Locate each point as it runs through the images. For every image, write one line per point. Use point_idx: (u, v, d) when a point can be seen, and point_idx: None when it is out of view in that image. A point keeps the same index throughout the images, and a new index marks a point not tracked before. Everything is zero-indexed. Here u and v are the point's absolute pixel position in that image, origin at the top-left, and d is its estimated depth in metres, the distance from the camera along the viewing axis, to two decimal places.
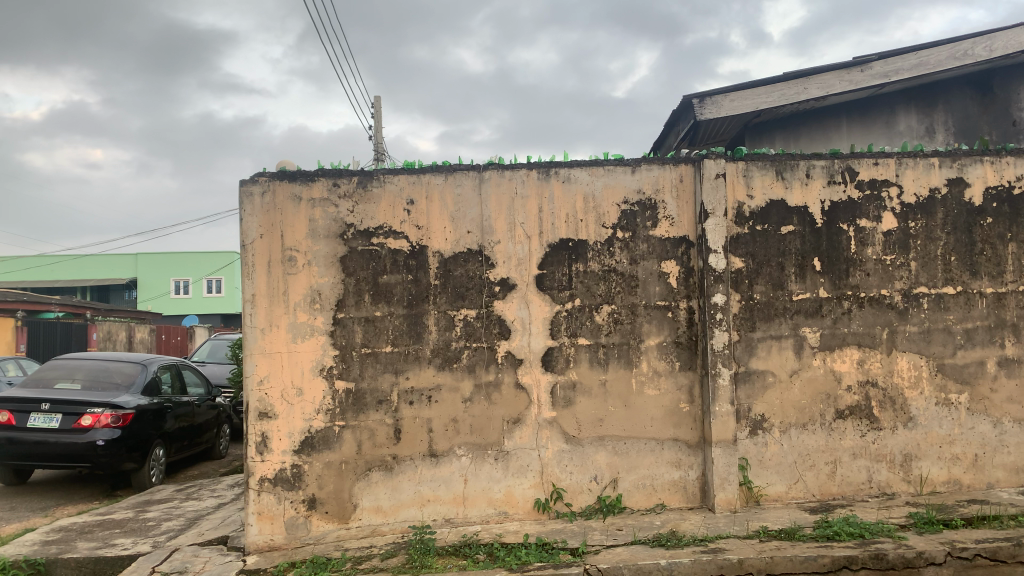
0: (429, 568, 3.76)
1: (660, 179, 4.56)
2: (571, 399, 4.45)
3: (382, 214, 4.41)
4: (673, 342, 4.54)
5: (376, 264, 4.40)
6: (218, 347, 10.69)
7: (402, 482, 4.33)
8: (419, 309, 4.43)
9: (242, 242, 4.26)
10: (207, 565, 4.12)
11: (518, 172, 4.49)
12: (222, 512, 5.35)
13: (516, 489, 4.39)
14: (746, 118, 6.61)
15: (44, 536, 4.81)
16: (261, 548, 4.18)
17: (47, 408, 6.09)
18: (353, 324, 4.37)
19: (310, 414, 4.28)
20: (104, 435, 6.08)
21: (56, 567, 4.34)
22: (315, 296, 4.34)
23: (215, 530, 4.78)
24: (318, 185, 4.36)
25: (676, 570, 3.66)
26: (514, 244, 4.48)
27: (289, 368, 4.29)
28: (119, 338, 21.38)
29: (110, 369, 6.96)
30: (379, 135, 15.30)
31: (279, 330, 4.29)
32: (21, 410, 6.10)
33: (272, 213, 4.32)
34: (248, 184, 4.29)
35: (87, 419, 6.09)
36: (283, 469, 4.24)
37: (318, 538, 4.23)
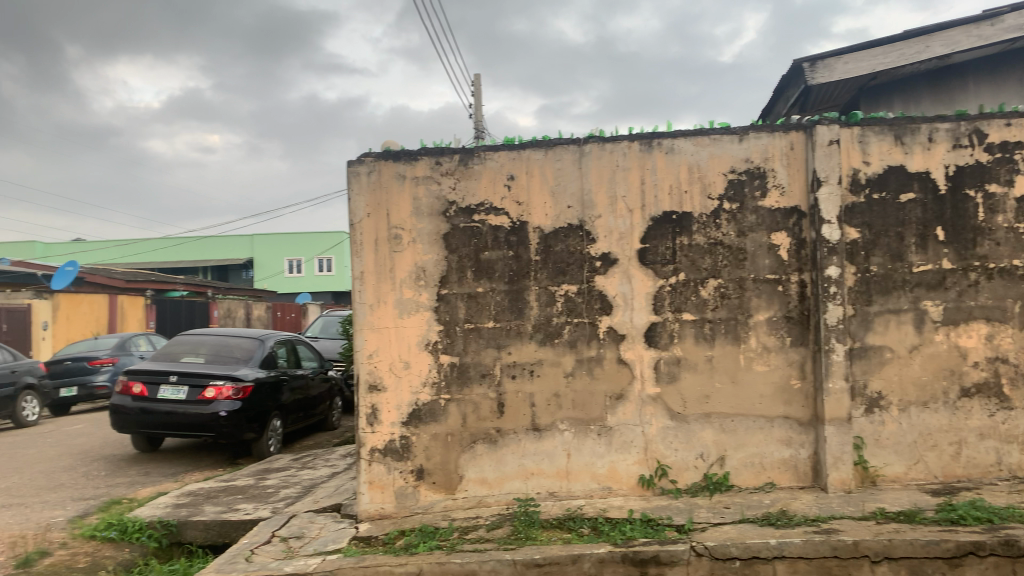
0: (533, 541, 3.82)
1: (769, 147, 4.39)
2: (675, 375, 4.38)
3: (483, 190, 4.44)
4: (784, 317, 4.39)
5: (478, 240, 4.44)
6: (330, 323, 11.10)
7: (507, 454, 4.37)
8: (520, 285, 4.44)
9: (350, 221, 4.39)
10: (322, 531, 4.32)
11: (620, 144, 4.42)
12: (336, 480, 5.57)
13: (620, 465, 4.37)
14: (861, 81, 6.28)
15: (175, 500, 5.17)
16: (373, 516, 4.35)
17: (175, 380, 6.54)
18: (456, 300, 4.43)
19: (417, 387, 4.39)
20: (227, 406, 6.45)
21: (187, 528, 4.66)
22: (419, 273, 4.43)
23: (329, 498, 4.99)
24: (421, 163, 4.44)
25: (786, 550, 3.57)
26: (616, 217, 4.43)
27: (396, 343, 4.40)
28: (237, 315, 22.66)
29: (231, 344, 7.33)
30: (479, 113, 15.35)
31: (386, 306, 4.41)
32: (153, 382, 6.59)
33: (379, 192, 4.42)
34: (355, 165, 4.41)
35: (211, 390, 6.48)
36: (392, 440, 4.37)
37: (426, 507, 4.35)
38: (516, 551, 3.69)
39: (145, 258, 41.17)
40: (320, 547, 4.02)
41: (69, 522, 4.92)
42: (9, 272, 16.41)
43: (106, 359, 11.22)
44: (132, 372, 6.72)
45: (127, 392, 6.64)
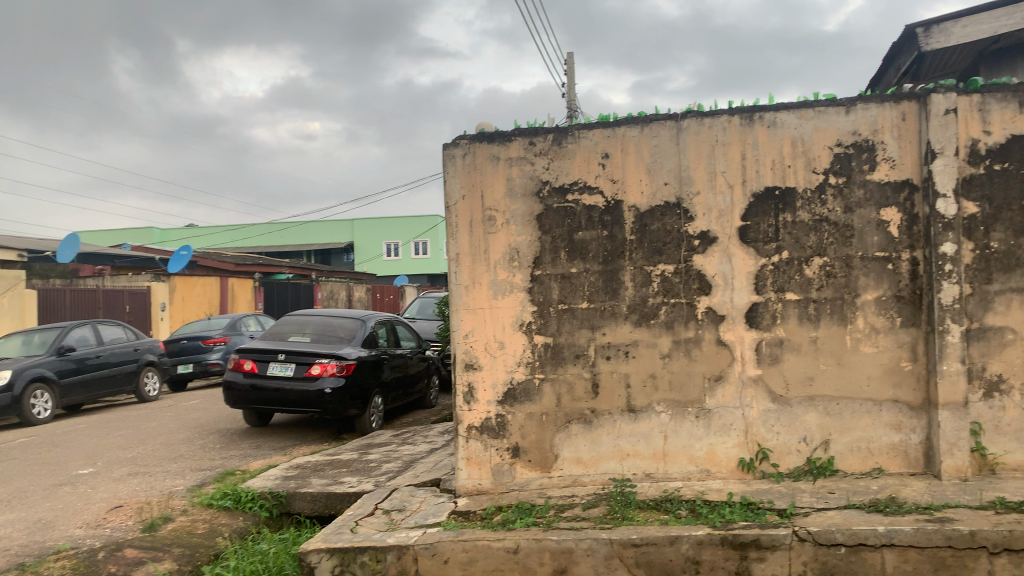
0: (630, 521, 3.81)
1: (879, 118, 4.19)
2: (777, 356, 4.27)
3: (577, 169, 4.42)
4: (894, 296, 4.20)
5: (573, 220, 4.43)
6: (427, 304, 11.33)
7: (602, 435, 4.36)
8: (615, 265, 4.40)
9: (446, 203, 4.46)
10: (423, 504, 4.44)
11: (719, 119, 4.31)
12: (435, 457, 5.70)
13: (719, 447, 4.30)
14: (982, 45, 5.92)
15: (284, 472, 5.41)
16: (470, 491, 4.43)
17: (282, 358, 6.85)
18: (551, 280, 4.43)
19: (512, 367, 4.43)
20: (331, 383, 6.70)
21: (295, 499, 4.90)
22: (513, 253, 4.45)
23: (428, 473, 5.12)
24: (515, 144, 4.45)
25: (895, 538, 3.44)
26: (715, 194, 4.32)
27: (491, 323, 4.45)
28: (339, 297, 23.43)
29: (333, 324, 7.59)
30: (573, 92, 15.23)
31: (481, 287, 4.46)
32: (262, 360, 6.91)
33: (473, 174, 4.47)
34: (450, 148, 4.47)
35: (316, 368, 6.74)
36: (488, 418, 4.43)
37: (523, 485, 4.39)
38: (612, 531, 3.69)
39: (252, 242, 43.01)
40: (420, 521, 4.13)
41: (189, 490, 5.24)
42: (131, 257, 17.48)
43: (219, 338, 11.82)
44: (243, 350, 7.06)
45: (238, 369, 6.99)
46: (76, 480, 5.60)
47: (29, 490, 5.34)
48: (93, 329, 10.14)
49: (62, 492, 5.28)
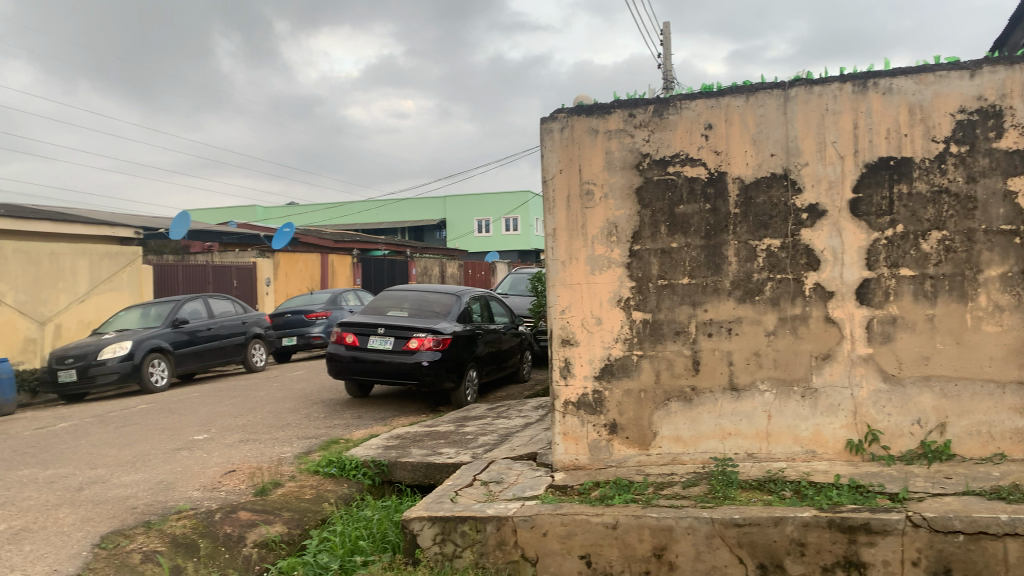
0: (732, 500, 3.74)
1: (1007, 82, 3.93)
2: (891, 335, 4.08)
3: (679, 141, 4.32)
4: (1021, 272, 3.95)
5: (673, 194, 4.33)
6: (520, 279, 11.39)
7: (703, 413, 4.28)
8: (718, 240, 4.29)
9: (543, 177, 4.44)
10: (520, 477, 4.49)
11: (830, 86, 4.13)
12: (530, 431, 5.75)
13: (825, 428, 4.16)
14: None
15: (385, 442, 5.56)
16: (567, 466, 4.44)
17: (382, 331, 7.03)
18: (650, 256, 4.36)
19: (609, 343, 4.39)
20: (428, 356, 6.84)
21: (396, 469, 5.05)
22: (612, 228, 4.40)
23: (525, 447, 5.16)
24: (614, 117, 4.39)
25: (1020, 527, 3.25)
26: (824, 165, 4.15)
27: (589, 299, 4.42)
28: (433, 273, 23.84)
29: (430, 299, 7.71)
30: (669, 64, 14.88)
31: (578, 262, 4.43)
32: (362, 333, 7.11)
33: (571, 147, 4.43)
34: (548, 121, 4.44)
35: (414, 342, 6.90)
36: (585, 394, 4.41)
37: (620, 461, 4.37)
38: (713, 510, 3.64)
39: (348, 220, 44.17)
40: (518, 493, 4.17)
41: (296, 457, 5.45)
42: (237, 234, 18.24)
43: (320, 312, 12.23)
44: (344, 324, 7.28)
45: (340, 342, 7.21)
46: (192, 445, 5.92)
47: (151, 453, 5.68)
48: (204, 303, 10.66)
49: (180, 456, 5.59)
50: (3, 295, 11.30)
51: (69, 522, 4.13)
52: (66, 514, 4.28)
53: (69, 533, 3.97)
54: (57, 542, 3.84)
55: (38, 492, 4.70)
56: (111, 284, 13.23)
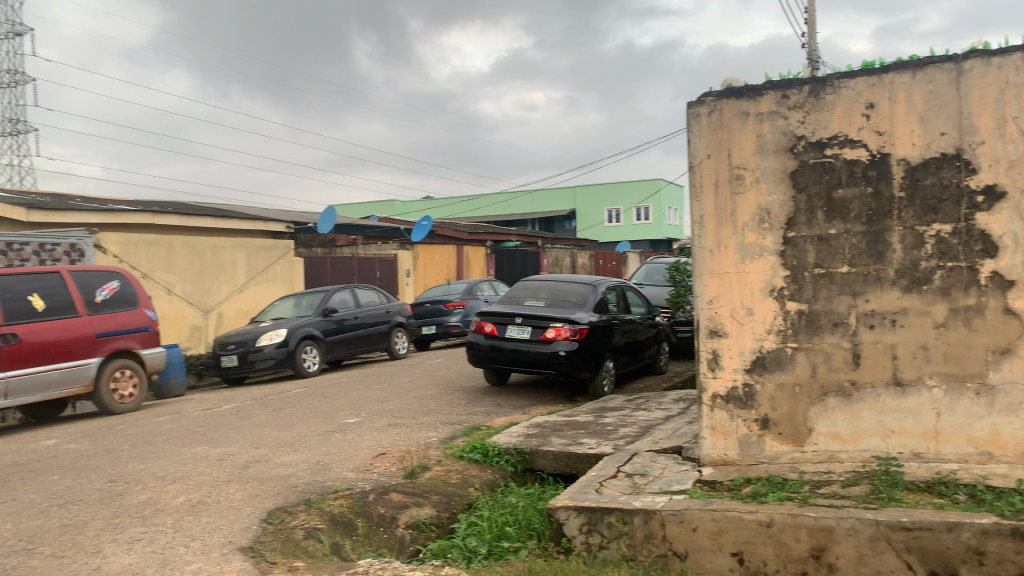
0: (898, 503, 3.52)
1: None
2: None
3: (837, 122, 4.09)
4: None
5: (831, 177, 4.12)
6: (655, 269, 11.20)
7: (863, 410, 4.05)
8: (880, 226, 4.04)
9: (690, 163, 4.33)
10: (666, 471, 4.41)
11: (1011, 57, 3.79)
12: (673, 423, 5.64)
13: (1004, 428, 3.84)
14: None
15: (526, 430, 5.61)
16: (715, 461, 4.32)
17: (520, 321, 7.11)
18: (805, 243, 4.16)
19: (761, 334, 4.22)
20: (566, 346, 6.85)
21: (538, 457, 5.09)
22: (763, 215, 4.23)
23: (668, 440, 5.07)
24: (766, 99, 4.22)
25: None
26: (1004, 143, 3.82)
27: (739, 288, 4.27)
28: (564, 263, 23.93)
29: (567, 289, 7.71)
30: (813, 42, 14.16)
31: (728, 251, 4.29)
32: (501, 322, 7.22)
33: (720, 132, 4.29)
34: (695, 106, 4.32)
35: (551, 332, 6.92)
36: (735, 387, 4.27)
37: (772, 458, 4.20)
38: (878, 512, 3.44)
39: (480, 212, 45.00)
40: (665, 486, 4.10)
41: (441, 443, 5.60)
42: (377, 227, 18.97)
43: (457, 302, 12.52)
44: (483, 313, 7.41)
45: (479, 331, 7.36)
46: (344, 428, 6.20)
47: (307, 435, 6.00)
48: (350, 293, 11.13)
49: (334, 438, 5.87)
50: (173, 286, 12.25)
51: (239, 497, 4.42)
52: (235, 489, 4.59)
53: (240, 507, 4.25)
54: (230, 515, 4.12)
55: (210, 468, 5.06)
56: (266, 275, 14.07)
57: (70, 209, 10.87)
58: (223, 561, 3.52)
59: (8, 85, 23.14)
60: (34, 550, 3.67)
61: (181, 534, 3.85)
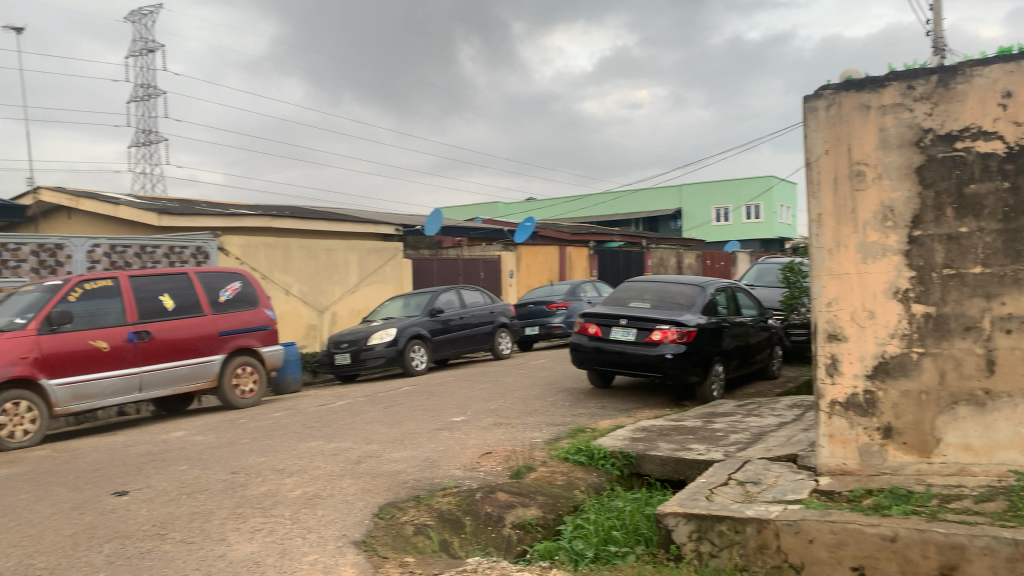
0: None
1: None
2: None
3: (970, 113, 3.85)
4: None
5: (962, 172, 3.87)
6: (766, 270, 10.85)
7: (999, 420, 3.79)
8: (1019, 223, 3.76)
9: (807, 159, 4.17)
10: (780, 479, 4.25)
11: None
12: (787, 430, 5.44)
13: None
14: None
15: (632, 434, 5.54)
16: (834, 471, 4.14)
17: (625, 323, 7.04)
18: (933, 242, 3.92)
19: (884, 339, 4.01)
20: (672, 349, 6.72)
21: (644, 461, 5.02)
22: (887, 212, 4.02)
23: (782, 447, 4.89)
24: (889, 90, 4.01)
25: None
26: None
27: (859, 290, 4.07)
28: (670, 263, 23.57)
29: (674, 290, 7.55)
30: (940, 29, 13.36)
31: (848, 250, 4.09)
32: (606, 324, 7.17)
33: (839, 126, 4.12)
34: (812, 100, 4.16)
35: (657, 334, 6.81)
36: (855, 394, 4.07)
37: (896, 469, 3.98)
38: (1016, 530, 3.20)
39: (583, 212, 44.90)
40: (779, 496, 3.96)
41: (547, 444, 5.60)
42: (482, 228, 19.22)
43: (561, 304, 12.52)
44: (587, 314, 7.39)
45: (584, 332, 7.34)
46: (451, 426, 6.30)
47: (416, 432, 6.13)
48: (456, 293, 11.30)
49: (441, 435, 5.97)
50: (290, 286, 12.79)
51: (352, 492, 4.56)
52: (349, 483, 4.73)
53: (353, 502, 4.38)
54: (344, 509, 4.25)
55: (325, 462, 5.24)
56: (376, 276, 14.48)
57: (197, 213, 11.52)
58: (338, 554, 3.63)
59: (142, 98, 24.79)
60: (166, 535, 3.91)
61: (298, 525, 4.01)
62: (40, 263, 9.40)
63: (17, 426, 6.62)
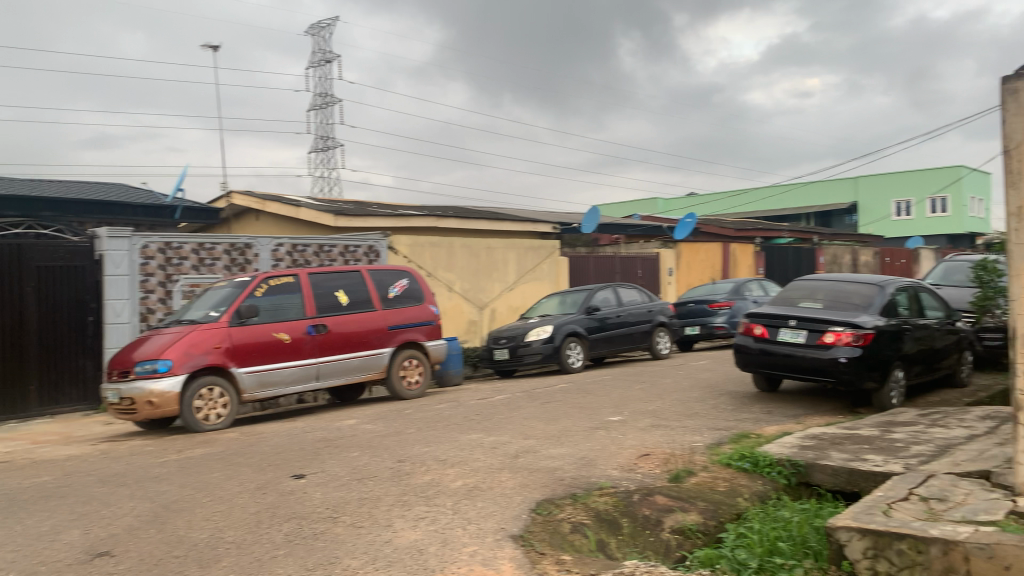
0: None
1: None
2: None
3: None
4: None
5: None
6: (955, 268, 9.97)
7: None
8: None
9: (1005, 147, 3.79)
10: (970, 498, 3.88)
11: None
12: (978, 444, 4.96)
13: None
14: None
15: (800, 441, 5.26)
16: None
17: (794, 324, 6.70)
18: None
19: None
20: (846, 353, 6.32)
21: (814, 471, 4.75)
22: None
23: (972, 462, 4.47)
24: None
25: None
26: None
27: None
28: (843, 261, 22.23)
29: (849, 289, 7.09)
30: None
31: None
32: (773, 325, 6.86)
33: None
34: (1012, 81, 3.77)
35: (829, 336, 6.43)
36: None
37: None
38: None
39: (748, 207, 43.29)
40: (969, 516, 3.61)
41: (708, 447, 5.43)
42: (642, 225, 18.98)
43: (724, 302, 12.13)
44: (753, 314, 7.11)
45: (749, 333, 7.07)
46: (609, 425, 6.25)
47: (574, 429, 6.13)
48: (614, 291, 11.22)
49: (598, 434, 5.95)
50: (453, 283, 13.21)
51: (510, 486, 4.63)
52: (507, 478, 4.81)
53: (511, 496, 4.45)
54: (503, 503, 4.32)
55: (485, 456, 5.36)
56: (535, 274, 14.66)
57: (368, 214, 12.15)
58: (497, 547, 3.69)
59: (320, 106, 26.49)
60: (337, 518, 4.14)
61: (459, 516, 4.12)
62: (232, 261, 10.27)
63: (211, 410, 7.26)
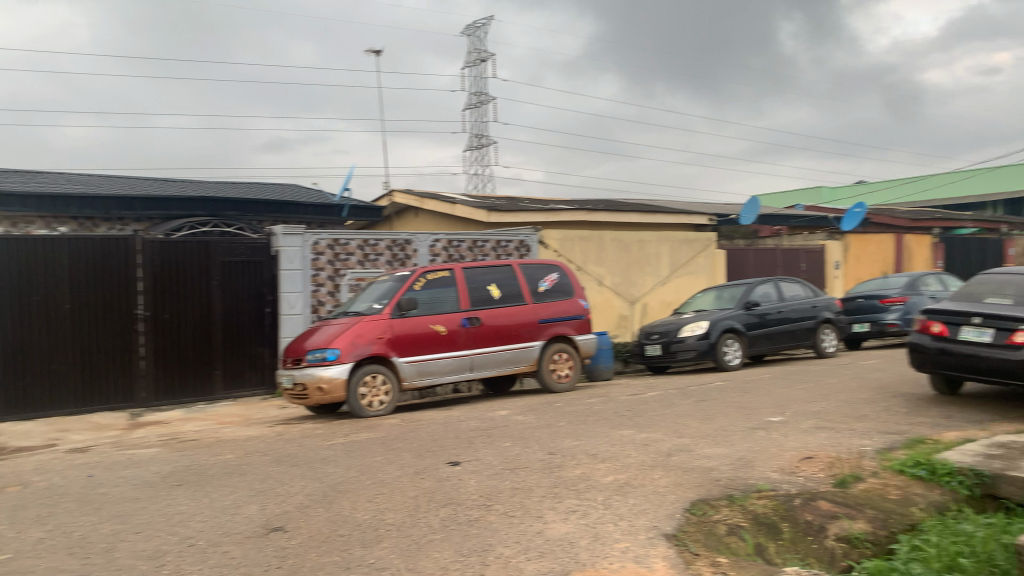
0: None
1: None
2: None
3: None
4: None
5: None
6: None
7: None
8: None
9: None
10: None
11: None
12: None
13: None
14: None
15: (986, 449, 4.81)
16: None
17: (978, 322, 6.14)
18: None
19: None
20: None
21: (1002, 482, 4.32)
22: None
23: None
24: None
25: None
26: None
27: None
28: None
29: None
30: None
31: None
32: (953, 322, 6.33)
33: None
34: None
35: (1021, 335, 5.83)
36: None
37: None
38: None
39: (925, 195, 40.19)
40: None
41: (878, 453, 5.09)
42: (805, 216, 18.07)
43: (897, 298, 11.34)
44: (931, 311, 6.59)
45: (926, 331, 6.56)
46: (768, 426, 6.00)
47: (731, 429, 5.93)
48: (774, 286, 10.74)
49: (757, 435, 5.71)
50: (604, 278, 13.15)
51: (663, 484, 4.55)
52: (660, 475, 4.72)
53: (664, 494, 4.36)
54: (655, 501, 4.25)
55: (637, 452, 5.29)
56: (689, 267, 14.31)
57: (521, 209, 12.31)
58: (649, 545, 3.64)
59: (475, 105, 27.18)
60: (491, 507, 4.22)
61: (611, 511, 4.09)
62: (393, 256, 10.74)
63: (374, 397, 7.64)
